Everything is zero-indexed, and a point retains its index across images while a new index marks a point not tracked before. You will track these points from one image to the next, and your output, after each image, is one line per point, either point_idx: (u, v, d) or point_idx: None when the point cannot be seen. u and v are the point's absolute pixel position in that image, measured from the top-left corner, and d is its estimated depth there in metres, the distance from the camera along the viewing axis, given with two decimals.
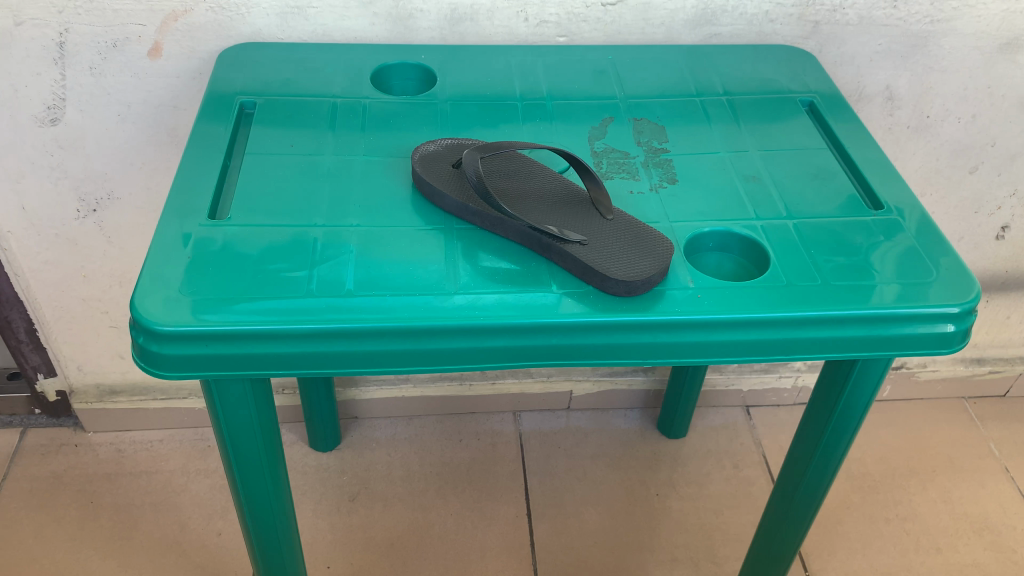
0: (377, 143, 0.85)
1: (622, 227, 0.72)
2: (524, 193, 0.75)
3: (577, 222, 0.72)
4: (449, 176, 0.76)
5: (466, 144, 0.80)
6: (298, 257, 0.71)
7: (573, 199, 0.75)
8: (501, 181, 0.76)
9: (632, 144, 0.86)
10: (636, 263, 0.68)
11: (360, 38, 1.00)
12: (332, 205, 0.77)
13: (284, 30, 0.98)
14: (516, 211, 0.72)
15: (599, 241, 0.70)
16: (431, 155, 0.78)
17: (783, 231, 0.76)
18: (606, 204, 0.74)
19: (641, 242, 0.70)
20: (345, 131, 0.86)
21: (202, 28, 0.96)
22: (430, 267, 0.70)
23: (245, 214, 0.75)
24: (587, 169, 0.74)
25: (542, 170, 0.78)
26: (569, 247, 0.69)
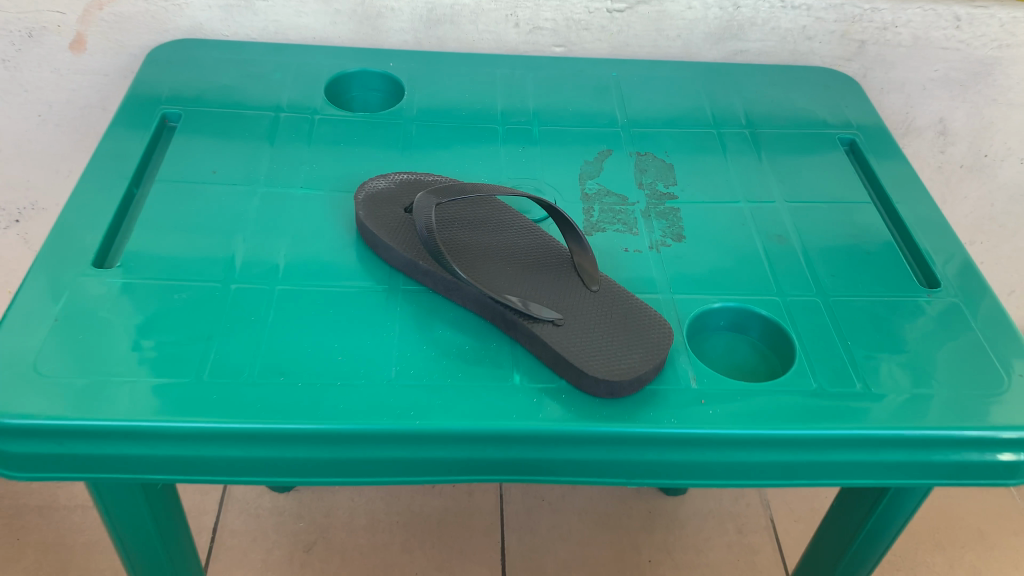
0: (323, 172, 0.70)
1: (609, 302, 0.57)
2: (490, 249, 0.59)
3: (553, 293, 0.57)
4: (399, 224, 0.61)
5: (426, 181, 0.65)
6: (198, 324, 0.56)
7: (551, 261, 0.60)
8: (463, 232, 0.60)
9: (633, 185, 0.71)
10: (623, 355, 0.53)
11: (321, 39, 0.85)
12: (253, 253, 0.62)
13: (230, 26, 0.83)
14: (477, 274, 0.57)
15: (578, 321, 0.55)
16: (380, 194, 0.63)
17: (814, 315, 0.60)
18: (591, 270, 0.58)
19: (631, 324, 0.55)
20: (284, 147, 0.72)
21: (132, 20, 0.81)
22: (364, 342, 0.56)
23: (141, 261, 0.60)
24: (570, 223, 0.59)
25: (517, 220, 0.63)
26: (539, 328, 0.54)
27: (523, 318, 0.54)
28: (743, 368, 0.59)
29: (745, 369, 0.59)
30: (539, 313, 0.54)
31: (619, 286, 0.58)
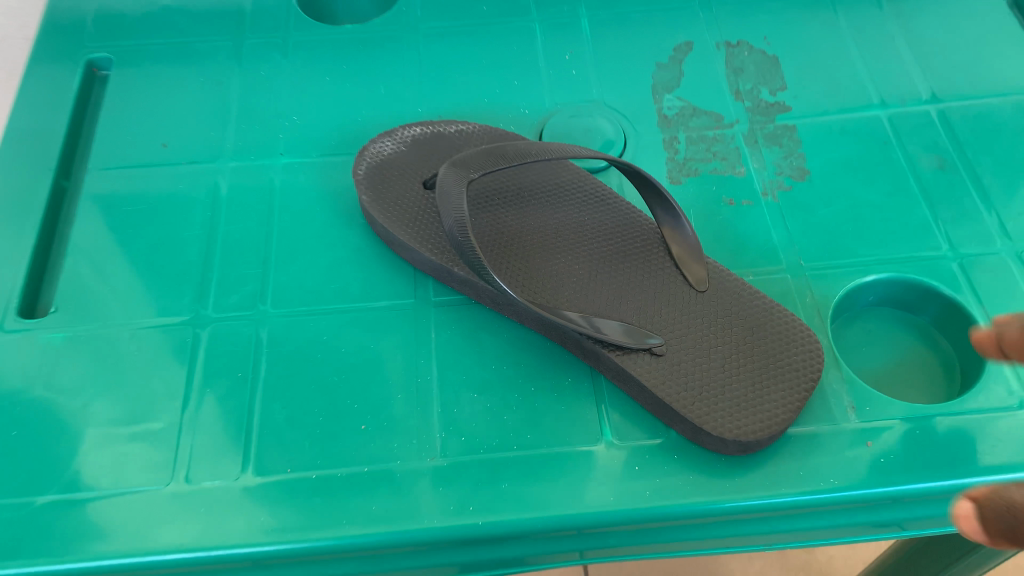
0: (310, 126, 0.52)
1: (726, 306, 0.40)
2: (548, 237, 0.43)
3: (645, 300, 0.41)
4: (418, 208, 0.44)
5: (448, 135, 0.47)
6: (162, 395, 0.41)
7: (636, 246, 0.43)
8: (508, 215, 0.44)
9: (727, 95, 0.52)
10: (755, 394, 0.37)
11: None
12: (229, 264, 0.45)
13: None
14: (536, 282, 0.41)
15: (687, 344, 0.39)
16: (387, 164, 0.46)
17: (1004, 283, 0.43)
18: (693, 257, 0.42)
19: (761, 340, 0.39)
20: (252, 93, 0.53)
21: None
22: (391, 400, 0.40)
23: (80, 296, 0.44)
24: (660, 193, 0.42)
25: (579, 185, 0.45)
26: (632, 363, 0.38)
27: (608, 348, 0.39)
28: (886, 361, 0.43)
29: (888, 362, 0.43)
30: (632, 340, 0.39)
31: (734, 278, 0.42)
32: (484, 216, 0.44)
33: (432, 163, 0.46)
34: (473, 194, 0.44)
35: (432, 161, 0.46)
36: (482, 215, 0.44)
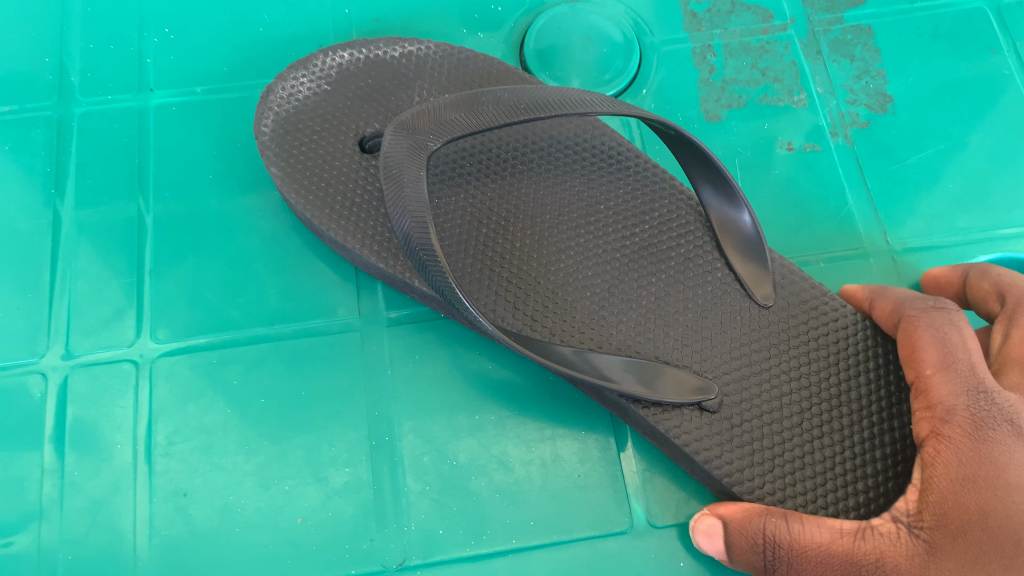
0: (191, 42, 0.36)
1: (799, 325, 0.29)
2: (545, 226, 0.30)
3: (687, 323, 0.29)
4: (352, 186, 0.30)
5: (389, 63, 0.33)
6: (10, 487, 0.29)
7: (669, 232, 0.30)
8: (486, 191, 0.30)
9: None
10: (851, 468, 0.26)
11: None
12: (90, 270, 0.32)
13: None
14: (531, 300, 0.28)
15: (749, 390, 0.28)
16: (304, 116, 0.31)
17: None
18: (750, 250, 0.29)
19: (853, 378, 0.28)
20: None
21: None
22: (336, 479, 0.29)
23: None
24: (706, 160, 0.29)
25: (583, 136, 0.32)
26: (672, 427, 0.27)
27: (640, 405, 0.27)
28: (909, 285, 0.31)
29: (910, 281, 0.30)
30: (674, 393, 0.27)
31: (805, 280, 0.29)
32: (452, 195, 0.30)
33: (369, 113, 0.32)
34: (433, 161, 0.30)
35: (369, 108, 0.32)
36: (449, 192, 0.30)
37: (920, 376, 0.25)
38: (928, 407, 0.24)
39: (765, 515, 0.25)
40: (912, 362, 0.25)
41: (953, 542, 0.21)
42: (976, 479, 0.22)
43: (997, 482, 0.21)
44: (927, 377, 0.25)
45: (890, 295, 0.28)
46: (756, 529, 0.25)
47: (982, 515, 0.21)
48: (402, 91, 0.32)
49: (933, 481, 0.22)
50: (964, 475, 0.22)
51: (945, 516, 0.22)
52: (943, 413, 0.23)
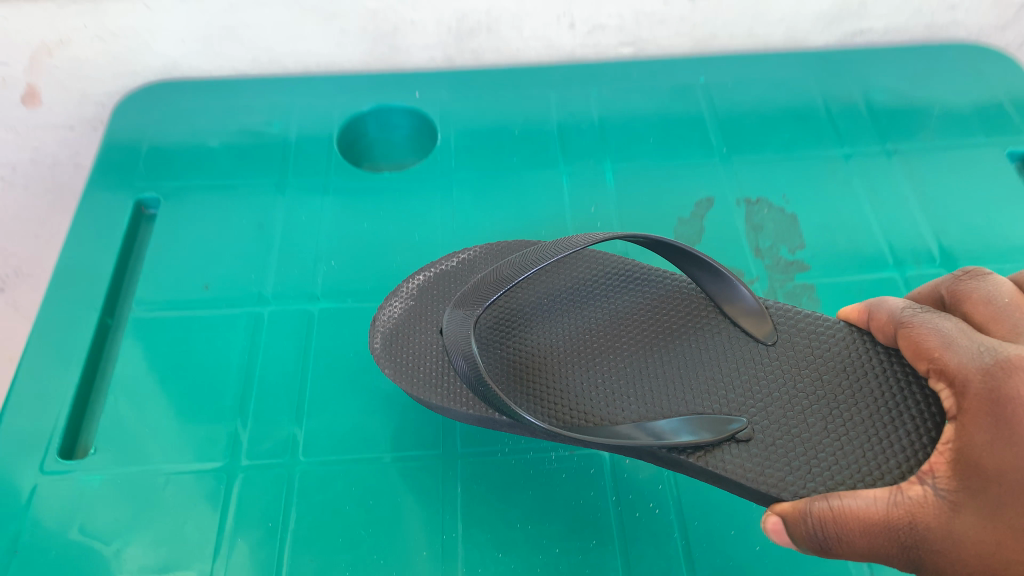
0: (346, 270, 0.54)
1: (804, 358, 0.41)
2: (596, 343, 0.43)
3: (710, 395, 0.41)
4: (439, 360, 0.43)
5: (452, 269, 0.48)
6: (194, 540, 0.42)
7: (687, 335, 0.43)
8: (547, 323, 0.45)
9: (748, 254, 0.54)
10: (872, 440, 0.38)
11: (327, 63, 0.67)
12: (264, 407, 0.47)
13: (210, 59, 0.66)
14: (594, 394, 0.41)
15: (776, 417, 0.39)
16: (398, 322, 0.45)
17: None
18: (751, 315, 0.43)
19: (853, 384, 0.40)
20: (292, 234, 0.57)
21: (90, 63, 0.64)
22: (417, 557, 0.41)
23: (120, 437, 0.46)
24: (691, 259, 0.42)
25: (605, 281, 0.46)
26: (723, 461, 0.37)
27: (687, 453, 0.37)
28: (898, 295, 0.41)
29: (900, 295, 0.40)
30: (710, 436, 0.38)
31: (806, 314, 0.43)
32: (523, 328, 0.44)
33: (440, 304, 0.46)
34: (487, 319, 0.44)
35: (439, 301, 0.46)
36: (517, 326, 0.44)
37: (935, 360, 0.34)
38: (951, 379, 0.33)
39: (809, 502, 0.33)
40: (927, 354, 0.35)
41: (975, 495, 0.29)
42: (991, 440, 0.29)
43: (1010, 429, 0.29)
44: (947, 363, 0.34)
45: (885, 309, 0.39)
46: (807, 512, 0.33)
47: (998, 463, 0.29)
48: (460, 283, 0.48)
49: (963, 447, 0.31)
50: (984, 437, 0.30)
51: (970, 475, 0.30)
52: (963, 383, 0.32)
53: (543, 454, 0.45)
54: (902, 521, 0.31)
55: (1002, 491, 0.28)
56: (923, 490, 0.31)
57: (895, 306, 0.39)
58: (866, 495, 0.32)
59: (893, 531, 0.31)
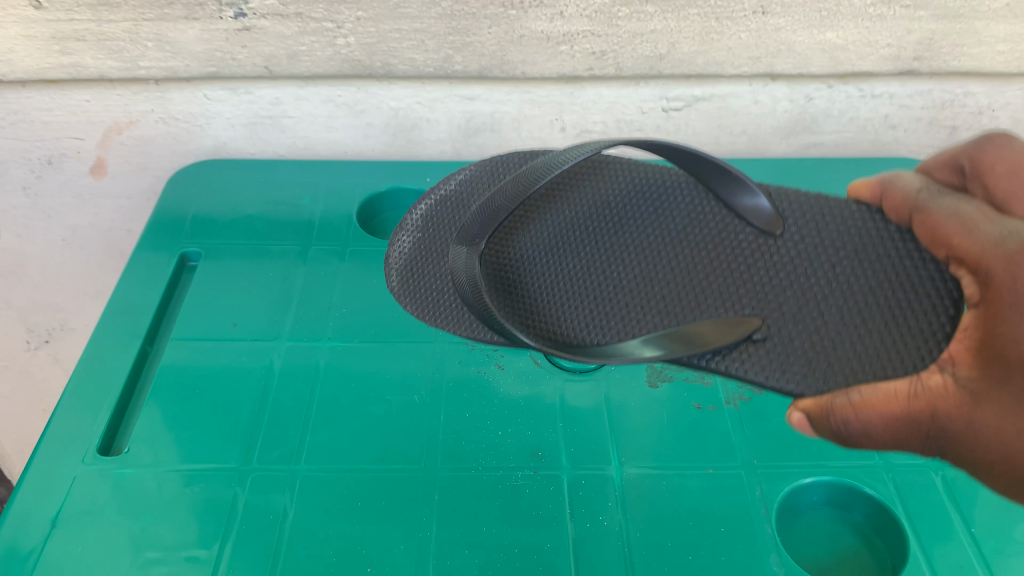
0: (355, 316, 0.64)
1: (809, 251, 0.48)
2: (608, 260, 0.53)
3: (727, 299, 0.48)
4: (443, 286, 0.53)
5: (450, 193, 0.58)
6: (205, 524, 0.50)
7: (697, 242, 0.51)
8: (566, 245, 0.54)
9: None
10: (885, 316, 0.44)
11: (353, 150, 0.79)
12: (275, 422, 0.56)
13: (255, 143, 0.77)
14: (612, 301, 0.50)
15: (793, 310, 0.46)
16: (410, 257, 0.56)
17: (928, 490, 0.50)
18: (760, 219, 0.50)
19: (860, 269, 0.46)
20: (314, 276, 0.68)
21: (153, 141, 0.76)
22: (395, 546, 0.48)
23: (150, 441, 0.54)
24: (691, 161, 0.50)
25: (613, 197, 0.55)
26: (751, 359, 0.44)
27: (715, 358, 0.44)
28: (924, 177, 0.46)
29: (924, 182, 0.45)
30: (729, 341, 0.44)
31: (809, 206, 0.49)
32: (541, 255, 0.54)
33: (440, 229, 0.57)
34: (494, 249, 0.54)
35: (443, 231, 0.56)
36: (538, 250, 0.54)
37: (956, 247, 0.40)
38: (973, 263, 0.38)
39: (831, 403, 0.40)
40: (949, 240, 0.41)
41: (991, 387, 0.34)
42: (1011, 330, 0.33)
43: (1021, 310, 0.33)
44: (972, 250, 0.39)
45: (900, 189, 0.45)
46: (841, 417, 0.39)
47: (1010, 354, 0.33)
48: (461, 206, 0.57)
49: (985, 335, 0.35)
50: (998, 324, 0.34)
51: (989, 367, 0.34)
52: (984, 274, 0.37)
53: (511, 472, 0.52)
54: (922, 413, 0.36)
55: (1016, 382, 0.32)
56: (945, 383, 0.36)
57: (919, 193, 0.44)
58: (889, 395, 0.38)
59: (915, 423, 0.36)
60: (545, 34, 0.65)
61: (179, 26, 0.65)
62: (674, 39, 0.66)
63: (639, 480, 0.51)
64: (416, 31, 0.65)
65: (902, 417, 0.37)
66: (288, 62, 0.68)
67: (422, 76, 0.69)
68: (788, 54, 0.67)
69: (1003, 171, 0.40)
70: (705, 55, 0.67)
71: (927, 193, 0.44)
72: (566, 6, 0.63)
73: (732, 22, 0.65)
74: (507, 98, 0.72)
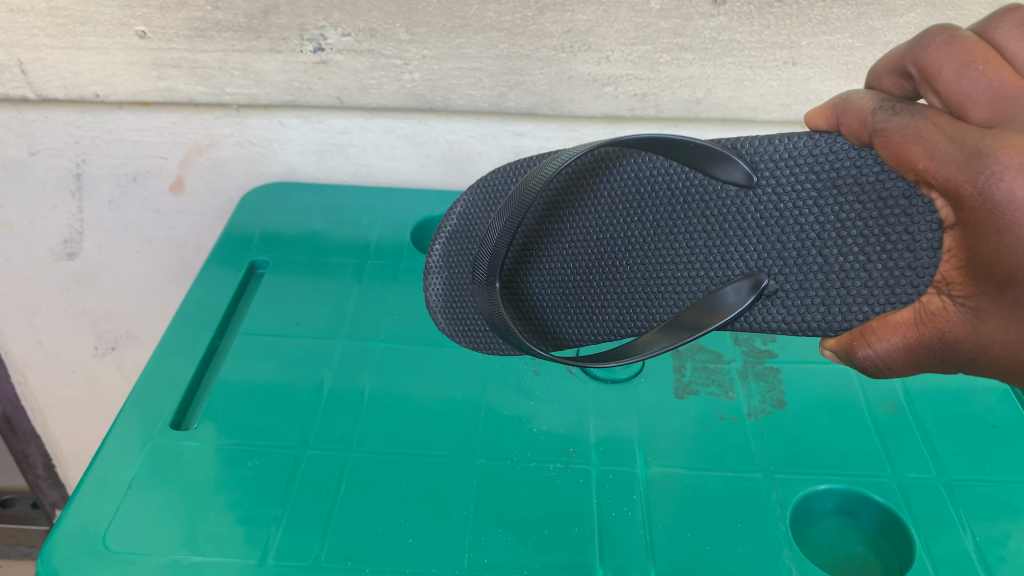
0: (405, 322, 0.70)
1: (785, 195, 0.46)
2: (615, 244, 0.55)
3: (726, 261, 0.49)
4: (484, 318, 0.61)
5: (454, 227, 0.62)
6: (265, 491, 0.55)
7: (685, 207, 0.51)
8: (566, 236, 0.57)
9: (727, 341, 0.67)
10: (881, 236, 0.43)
11: (408, 179, 0.85)
12: (331, 409, 0.61)
13: (321, 168, 0.84)
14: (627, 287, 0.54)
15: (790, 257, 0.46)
16: (444, 296, 0.64)
17: (935, 502, 0.54)
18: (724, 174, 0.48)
19: (843, 199, 0.44)
20: (372, 286, 0.74)
21: (229, 163, 0.83)
22: (436, 521, 0.52)
23: (218, 420, 0.60)
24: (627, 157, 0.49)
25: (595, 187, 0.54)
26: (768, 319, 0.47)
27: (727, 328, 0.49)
28: (875, 90, 0.45)
29: (877, 98, 0.44)
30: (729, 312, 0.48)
31: (775, 146, 0.46)
32: (556, 263, 0.58)
33: (457, 264, 0.63)
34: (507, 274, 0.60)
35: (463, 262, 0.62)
36: (544, 247, 0.58)
37: (922, 172, 0.39)
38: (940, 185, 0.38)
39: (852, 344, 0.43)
40: (912, 166, 0.40)
41: (987, 302, 0.37)
42: (993, 250, 0.36)
43: (999, 232, 0.35)
44: (940, 175, 0.38)
45: (852, 114, 0.43)
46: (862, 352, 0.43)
47: (1008, 266, 0.35)
48: (470, 232, 0.61)
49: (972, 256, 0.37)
50: (989, 243, 0.36)
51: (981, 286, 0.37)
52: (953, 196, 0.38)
53: (544, 464, 0.56)
54: (932, 337, 0.40)
55: (1012, 296, 0.36)
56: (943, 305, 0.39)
57: (873, 111, 0.42)
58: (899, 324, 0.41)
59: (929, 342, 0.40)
60: (592, 76, 0.72)
61: (265, 57, 0.72)
62: (711, 84, 0.72)
63: (664, 477, 0.55)
64: (475, 70, 0.72)
65: (916, 343, 0.41)
66: (358, 94, 0.75)
67: (478, 111, 0.76)
68: (817, 102, 0.73)
69: (953, 74, 0.39)
70: (739, 100, 0.73)
71: (883, 114, 0.42)
72: (612, 51, 0.70)
73: (765, 71, 0.71)
74: (554, 135, 0.79)
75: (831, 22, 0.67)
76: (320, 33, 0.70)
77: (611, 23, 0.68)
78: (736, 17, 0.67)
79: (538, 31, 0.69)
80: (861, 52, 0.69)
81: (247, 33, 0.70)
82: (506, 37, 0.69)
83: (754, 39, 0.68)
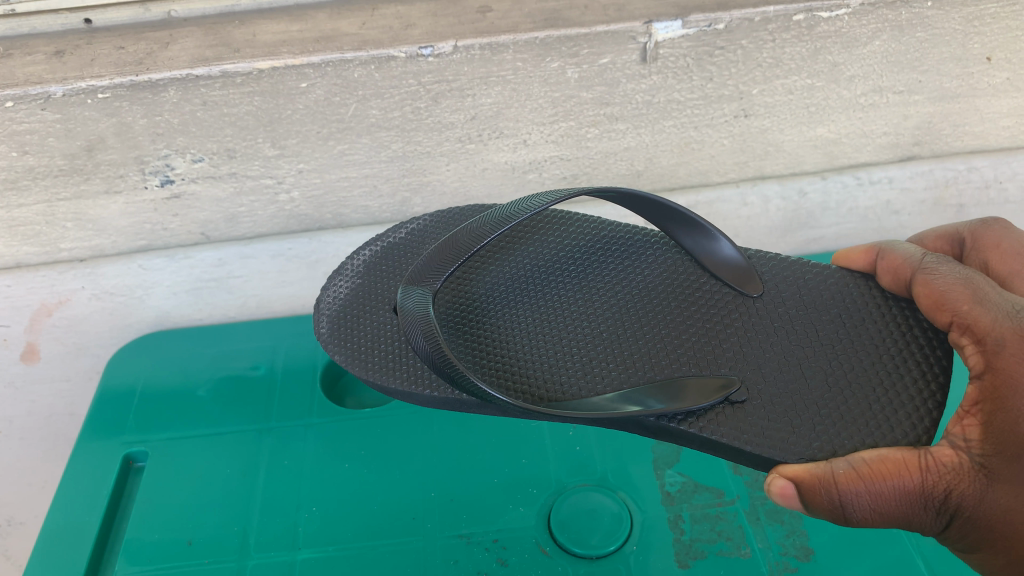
0: (330, 513, 0.54)
1: (787, 313, 0.45)
2: (579, 296, 0.49)
3: (698, 351, 0.44)
4: (392, 331, 0.48)
5: (395, 240, 0.53)
6: None
7: (669, 294, 0.48)
8: (523, 276, 0.51)
9: (726, 471, 0.54)
10: (878, 376, 0.41)
11: (313, 303, 0.70)
12: None
13: (200, 307, 0.69)
14: (570, 346, 0.46)
15: (775, 372, 0.42)
16: (345, 304, 0.50)
17: None
18: (738, 270, 0.47)
19: (845, 333, 0.44)
20: (279, 460, 0.58)
21: (87, 319, 0.68)
22: None
23: None
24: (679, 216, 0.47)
25: (579, 250, 0.52)
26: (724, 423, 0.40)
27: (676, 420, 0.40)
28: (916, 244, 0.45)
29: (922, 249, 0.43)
30: (699, 401, 0.40)
31: (792, 274, 0.47)
32: (501, 296, 0.49)
33: (385, 281, 0.51)
34: (447, 296, 0.49)
35: (391, 281, 0.51)
36: (497, 281, 0.50)
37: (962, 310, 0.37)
38: (984, 329, 0.35)
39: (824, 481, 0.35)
40: (944, 306, 0.38)
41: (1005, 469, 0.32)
42: None
43: None
44: (983, 319, 0.36)
45: (895, 248, 0.43)
46: (846, 489, 0.35)
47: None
48: (408, 255, 0.52)
49: (995, 411, 0.33)
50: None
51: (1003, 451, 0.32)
52: (995, 341, 0.34)
53: None
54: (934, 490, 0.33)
55: None
56: (957, 455, 0.33)
57: (917, 256, 0.42)
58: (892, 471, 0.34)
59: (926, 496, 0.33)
60: (509, 165, 0.60)
61: (100, 202, 0.58)
62: (651, 154, 0.61)
63: None
64: (367, 177, 0.60)
65: (913, 495, 0.34)
66: (227, 225, 0.62)
67: (379, 224, 0.64)
68: (777, 154, 0.62)
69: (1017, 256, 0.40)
70: (687, 166, 0.62)
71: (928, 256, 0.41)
72: (529, 134, 0.58)
73: (713, 130, 0.59)
74: None
75: (784, 64, 0.55)
76: (164, 163, 0.56)
77: (522, 102, 0.55)
78: (671, 74, 0.55)
79: (436, 123, 0.56)
80: (822, 91, 0.58)
81: (71, 176, 0.56)
82: (397, 136, 0.57)
83: (696, 96, 0.57)
